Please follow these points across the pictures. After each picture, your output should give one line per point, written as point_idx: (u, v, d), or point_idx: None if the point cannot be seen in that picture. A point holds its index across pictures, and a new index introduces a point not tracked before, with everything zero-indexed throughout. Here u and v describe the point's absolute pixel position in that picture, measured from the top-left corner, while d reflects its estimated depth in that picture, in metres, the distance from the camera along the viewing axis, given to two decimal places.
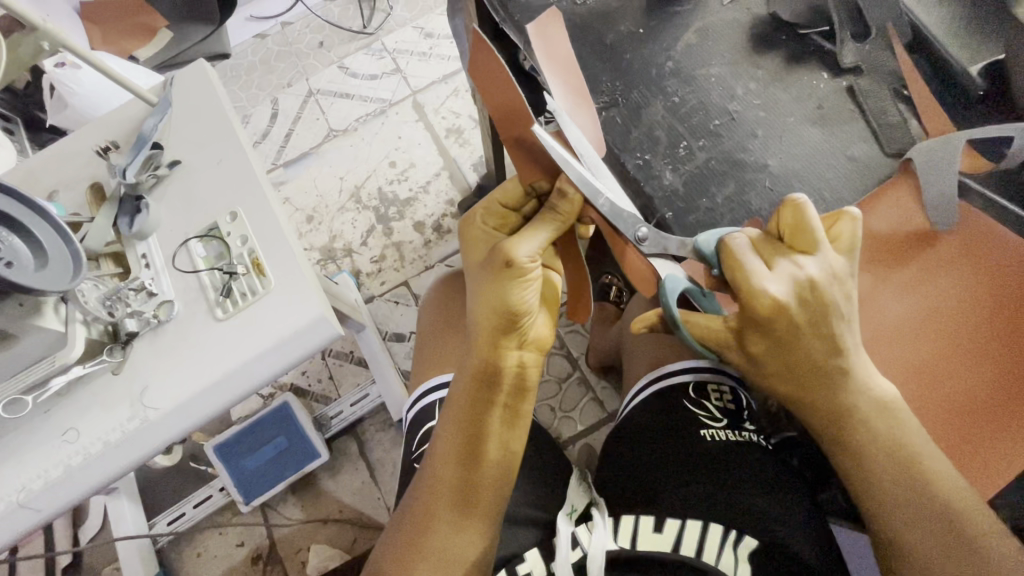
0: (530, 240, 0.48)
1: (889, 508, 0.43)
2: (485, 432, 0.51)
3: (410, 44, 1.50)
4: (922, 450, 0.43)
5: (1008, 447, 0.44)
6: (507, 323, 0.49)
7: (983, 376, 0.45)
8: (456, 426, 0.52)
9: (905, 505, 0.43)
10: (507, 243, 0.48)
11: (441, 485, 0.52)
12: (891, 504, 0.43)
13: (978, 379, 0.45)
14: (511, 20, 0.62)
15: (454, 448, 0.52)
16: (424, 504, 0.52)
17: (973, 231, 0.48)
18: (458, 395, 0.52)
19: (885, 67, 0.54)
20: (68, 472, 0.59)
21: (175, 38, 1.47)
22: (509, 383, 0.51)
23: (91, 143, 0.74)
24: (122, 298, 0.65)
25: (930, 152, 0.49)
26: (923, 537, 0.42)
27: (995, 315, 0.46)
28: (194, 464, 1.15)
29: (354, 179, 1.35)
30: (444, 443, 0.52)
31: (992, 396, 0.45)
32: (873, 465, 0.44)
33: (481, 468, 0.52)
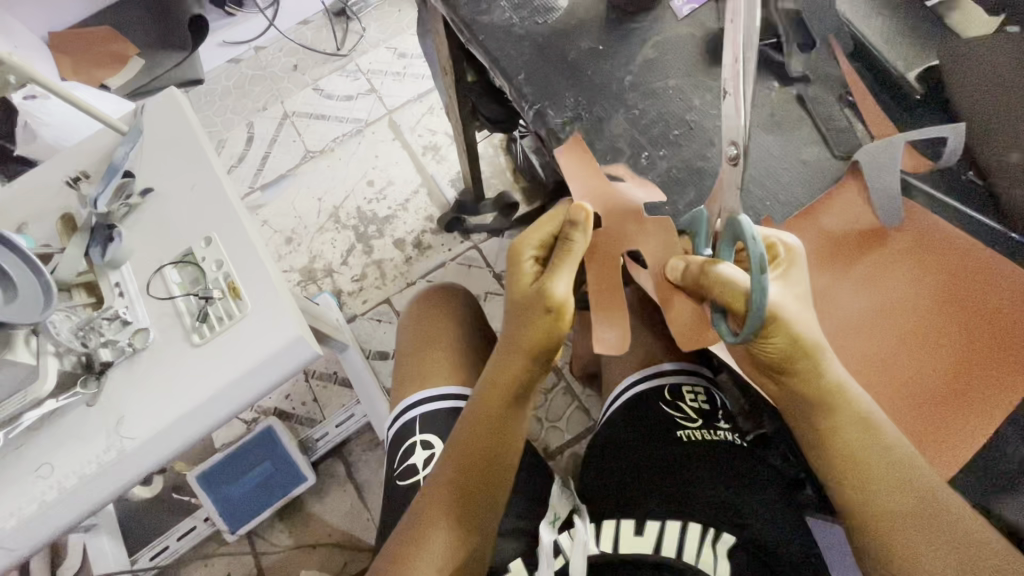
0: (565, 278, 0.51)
1: (874, 505, 0.44)
2: (504, 442, 0.56)
3: (384, 64, 1.52)
4: (895, 444, 0.45)
5: (961, 430, 0.46)
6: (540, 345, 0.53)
7: (935, 364, 0.47)
8: (470, 433, 0.55)
9: (888, 500, 0.44)
10: (546, 282, 0.51)
11: (444, 490, 0.54)
12: (875, 501, 0.44)
13: (931, 367, 0.47)
14: (476, 40, 0.64)
15: (462, 454, 0.55)
16: (427, 514, 0.53)
17: (919, 229, 0.51)
18: (487, 407, 0.56)
19: (830, 75, 0.58)
20: (44, 509, 0.58)
21: (148, 65, 1.47)
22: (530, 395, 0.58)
23: (61, 173, 0.74)
24: (95, 327, 0.64)
25: (874, 153, 0.51)
26: (909, 529, 0.43)
27: (941, 306, 0.48)
28: (176, 495, 1.13)
29: (332, 200, 1.36)
30: (458, 449, 0.55)
31: (945, 383, 0.47)
32: (853, 456, 0.45)
33: (502, 476, 0.56)
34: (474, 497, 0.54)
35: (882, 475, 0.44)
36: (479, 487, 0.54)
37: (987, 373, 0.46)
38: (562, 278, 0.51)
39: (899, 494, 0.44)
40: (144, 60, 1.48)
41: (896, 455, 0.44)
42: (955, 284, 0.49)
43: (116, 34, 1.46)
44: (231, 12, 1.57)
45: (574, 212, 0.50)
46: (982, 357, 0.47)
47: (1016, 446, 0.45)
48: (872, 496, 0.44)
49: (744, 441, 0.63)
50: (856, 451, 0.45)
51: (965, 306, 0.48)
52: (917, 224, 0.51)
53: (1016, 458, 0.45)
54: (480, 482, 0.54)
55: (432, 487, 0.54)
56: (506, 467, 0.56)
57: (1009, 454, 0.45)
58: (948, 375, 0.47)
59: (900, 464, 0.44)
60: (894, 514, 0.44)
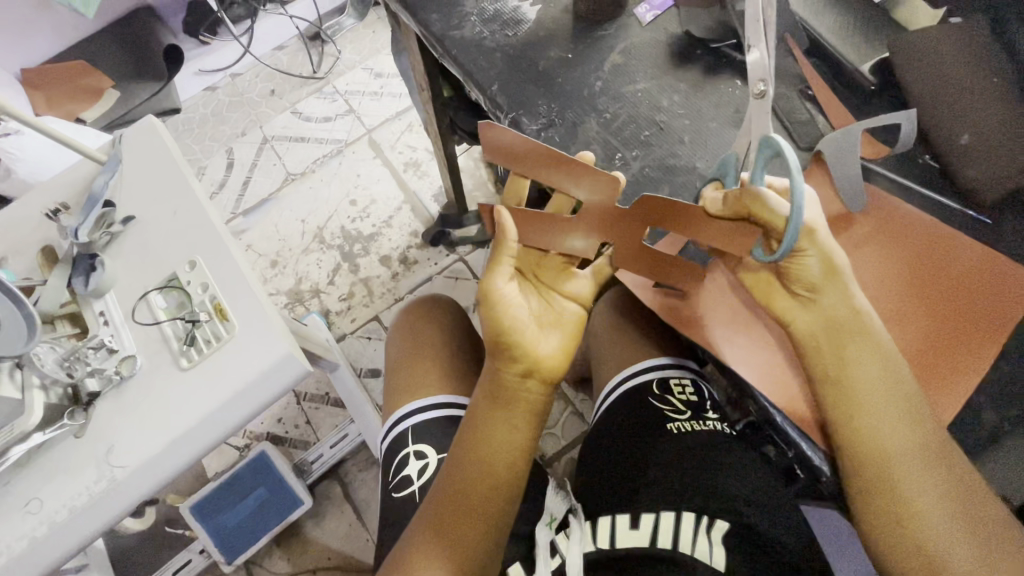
0: (501, 274, 0.52)
1: (895, 478, 0.45)
2: (490, 442, 0.53)
3: (361, 84, 1.53)
4: (902, 414, 0.45)
5: (957, 390, 0.48)
6: (503, 345, 0.52)
7: (917, 329, 0.50)
8: (465, 434, 0.55)
9: (906, 470, 0.45)
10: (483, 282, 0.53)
11: (438, 498, 0.53)
12: (894, 474, 0.45)
13: (913, 333, 0.50)
14: (448, 54, 0.66)
15: (462, 456, 0.54)
16: (425, 527, 0.52)
17: (883, 210, 0.53)
18: (479, 409, 0.55)
19: (790, 73, 0.60)
20: (33, 545, 0.57)
21: (124, 96, 1.47)
22: (525, 395, 0.54)
23: (40, 206, 0.73)
24: (82, 357, 0.64)
25: (834, 140, 0.53)
26: (930, 495, 0.44)
27: (920, 275, 0.50)
28: (170, 529, 1.11)
29: (316, 220, 1.36)
30: (455, 454, 0.55)
31: (927, 347, 0.49)
32: (859, 404, 0.46)
33: (494, 484, 0.53)
34: (465, 510, 0.52)
35: (887, 425, 0.45)
36: (481, 492, 0.52)
37: (967, 336, 0.48)
38: (496, 275, 0.52)
39: (908, 447, 0.45)
40: (120, 90, 1.48)
41: (905, 425, 0.45)
42: (934, 253, 0.51)
43: (89, 67, 1.45)
44: (205, 41, 1.56)
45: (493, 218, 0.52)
46: (962, 320, 0.49)
47: (987, 413, 0.49)
48: (880, 447, 0.45)
49: (733, 430, 0.64)
50: (869, 418, 0.46)
51: (942, 276, 0.50)
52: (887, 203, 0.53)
53: (987, 425, 0.49)
54: (476, 489, 0.52)
55: (432, 497, 0.54)
56: (499, 473, 0.53)
57: (981, 423, 0.49)
58: (929, 340, 0.49)
59: (911, 433, 0.45)
60: (902, 463, 0.45)
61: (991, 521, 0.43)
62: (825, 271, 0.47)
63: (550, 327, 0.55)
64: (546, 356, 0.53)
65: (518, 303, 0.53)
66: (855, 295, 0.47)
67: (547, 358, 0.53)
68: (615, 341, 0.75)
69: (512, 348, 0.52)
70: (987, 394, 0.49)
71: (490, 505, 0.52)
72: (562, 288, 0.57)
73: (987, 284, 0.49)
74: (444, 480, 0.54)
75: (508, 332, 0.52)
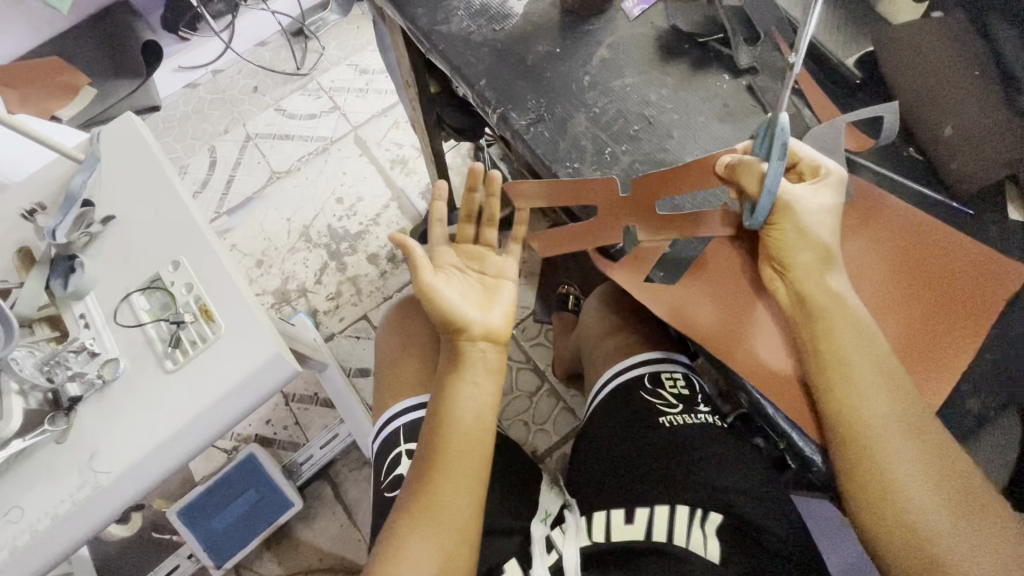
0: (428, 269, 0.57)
1: (885, 455, 0.45)
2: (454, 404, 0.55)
3: (346, 81, 1.52)
4: (888, 391, 0.46)
5: (941, 375, 0.48)
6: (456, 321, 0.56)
7: (901, 319, 0.50)
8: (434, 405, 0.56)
9: (894, 447, 0.45)
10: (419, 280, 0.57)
11: (416, 475, 0.53)
12: (883, 451, 0.45)
13: (897, 322, 0.50)
14: (435, 50, 0.65)
15: (430, 428, 0.55)
16: (409, 500, 0.52)
17: (867, 201, 0.53)
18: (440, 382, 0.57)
19: (776, 66, 0.61)
20: (14, 554, 0.55)
21: (100, 94, 1.42)
22: (479, 355, 0.56)
23: (14, 207, 0.71)
24: (61, 361, 0.62)
25: (819, 136, 0.54)
26: (915, 471, 0.44)
27: (904, 266, 0.51)
28: (156, 535, 1.09)
29: (301, 219, 1.35)
30: (427, 430, 0.55)
31: (912, 336, 0.50)
32: (847, 382, 0.47)
33: (459, 440, 0.53)
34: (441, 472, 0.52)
35: (874, 404, 0.46)
36: (452, 451, 0.53)
37: (947, 327, 0.49)
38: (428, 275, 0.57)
39: (894, 425, 0.45)
40: (96, 87, 1.43)
41: (892, 403, 0.46)
42: (914, 244, 0.52)
43: (64, 63, 1.40)
44: (184, 38, 1.52)
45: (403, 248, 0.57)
46: (944, 311, 0.50)
47: (970, 401, 0.50)
48: (870, 425, 0.45)
49: (724, 422, 0.65)
50: (857, 394, 0.46)
51: (925, 265, 0.51)
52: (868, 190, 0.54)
53: (971, 411, 0.50)
54: (451, 450, 0.53)
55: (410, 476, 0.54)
56: (467, 432, 0.54)
57: (968, 409, 0.50)
58: (913, 329, 0.50)
59: (896, 409, 0.46)
60: (887, 441, 0.45)
61: (975, 505, 0.44)
62: (802, 244, 0.49)
63: (490, 303, 0.59)
64: (496, 322, 0.57)
65: (452, 291, 0.57)
66: (833, 278, 0.49)
67: (496, 324, 0.57)
68: (607, 336, 0.75)
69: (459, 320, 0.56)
70: (970, 381, 0.50)
71: (464, 464, 0.53)
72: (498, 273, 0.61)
73: (967, 272, 0.50)
74: (422, 457, 0.54)
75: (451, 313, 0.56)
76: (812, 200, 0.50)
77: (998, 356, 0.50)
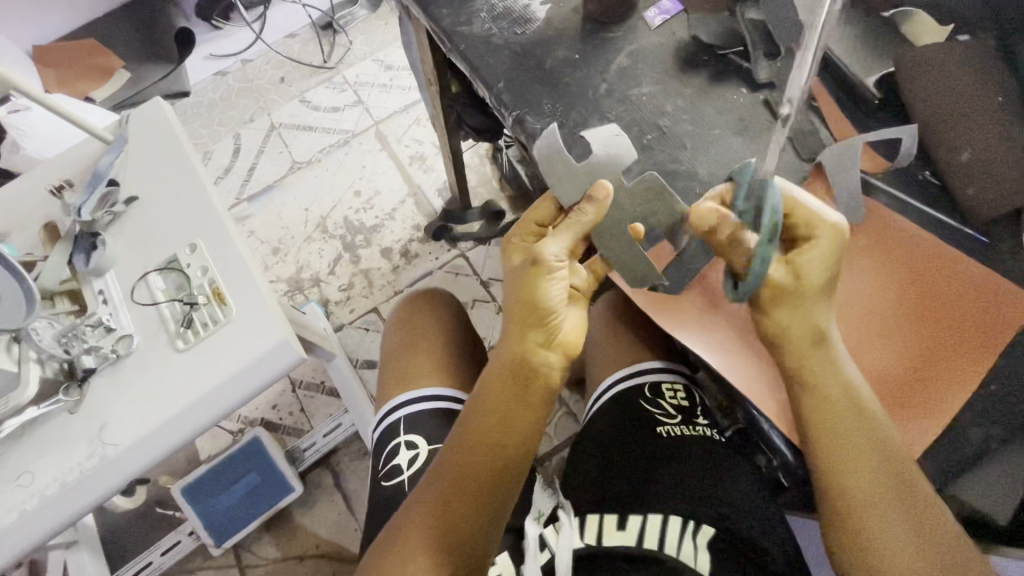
0: (557, 241, 0.54)
1: (855, 493, 0.47)
2: (508, 430, 0.55)
3: (371, 76, 1.54)
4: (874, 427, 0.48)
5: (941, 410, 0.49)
6: (534, 319, 0.55)
7: (898, 361, 0.51)
8: (480, 419, 0.56)
9: (870, 488, 0.47)
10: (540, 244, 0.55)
11: (448, 487, 0.53)
12: (855, 490, 0.47)
13: (893, 364, 0.51)
14: (456, 50, 0.66)
15: (472, 441, 0.55)
16: (431, 506, 0.53)
17: (876, 223, 0.55)
18: (490, 401, 0.56)
19: (794, 81, 0.61)
20: (23, 517, 0.58)
21: (133, 77, 1.48)
22: (537, 377, 0.57)
23: (44, 183, 0.74)
24: (79, 334, 0.64)
25: (835, 154, 0.53)
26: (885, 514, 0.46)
27: (906, 303, 0.52)
28: (160, 510, 1.12)
29: (319, 210, 1.37)
30: (465, 443, 0.55)
31: (904, 380, 0.50)
32: (835, 423, 0.48)
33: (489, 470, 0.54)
34: (483, 491, 0.53)
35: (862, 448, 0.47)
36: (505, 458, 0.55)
37: (945, 376, 0.49)
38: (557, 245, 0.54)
39: (875, 465, 0.47)
40: (130, 71, 1.49)
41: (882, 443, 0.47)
42: (921, 271, 0.52)
43: (100, 47, 1.45)
44: (217, 26, 1.57)
45: (595, 186, 0.53)
46: (942, 359, 0.50)
47: (974, 431, 0.49)
48: (850, 463, 0.47)
49: (723, 437, 0.65)
50: (842, 431, 0.48)
51: (933, 293, 0.51)
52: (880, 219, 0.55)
53: (974, 445, 0.49)
54: (494, 475, 0.54)
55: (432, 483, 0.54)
56: (509, 456, 0.55)
57: (968, 438, 0.49)
58: (909, 369, 0.50)
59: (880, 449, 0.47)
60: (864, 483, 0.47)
61: (951, 565, 0.45)
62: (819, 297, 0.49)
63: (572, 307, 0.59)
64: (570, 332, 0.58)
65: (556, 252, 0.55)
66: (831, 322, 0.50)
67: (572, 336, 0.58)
68: (612, 342, 0.75)
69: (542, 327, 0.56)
70: (974, 412, 0.49)
71: (503, 488, 0.54)
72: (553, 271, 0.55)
73: (973, 301, 0.50)
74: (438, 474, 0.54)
75: (536, 313, 0.55)
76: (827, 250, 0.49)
77: (1003, 392, 0.49)
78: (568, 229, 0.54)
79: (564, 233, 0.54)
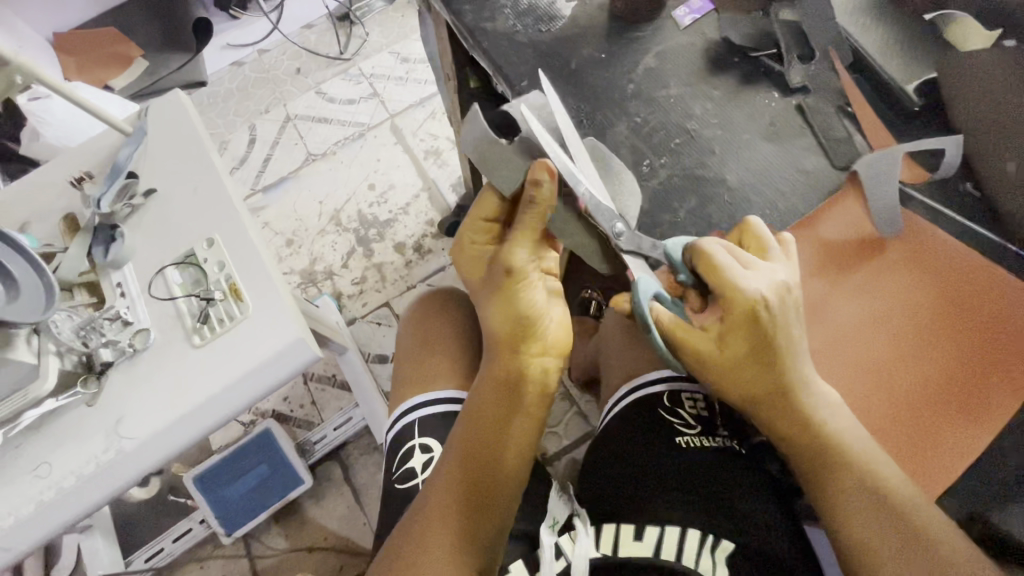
0: (524, 245, 0.53)
1: (853, 513, 0.48)
2: (507, 442, 0.54)
3: (387, 69, 1.53)
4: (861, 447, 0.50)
5: (963, 430, 0.53)
6: (521, 332, 0.55)
7: (935, 384, 0.54)
8: (475, 432, 0.55)
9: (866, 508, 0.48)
10: (505, 252, 0.54)
11: (450, 499, 0.51)
12: (854, 509, 0.48)
13: (930, 386, 0.54)
14: (479, 46, 0.65)
15: (470, 450, 0.54)
16: (429, 521, 0.50)
17: (912, 240, 0.59)
18: (484, 413, 0.55)
19: (831, 85, 0.61)
20: (41, 508, 0.58)
21: (151, 67, 1.50)
22: (532, 391, 0.56)
23: (64, 173, 0.74)
24: (97, 327, 0.64)
25: (873, 166, 0.56)
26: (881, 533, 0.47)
27: (935, 325, 0.56)
28: (173, 497, 1.13)
29: (333, 203, 1.36)
30: (461, 454, 0.54)
31: (933, 397, 0.54)
32: (845, 448, 0.50)
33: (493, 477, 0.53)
34: (485, 504, 0.52)
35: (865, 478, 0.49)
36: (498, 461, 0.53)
37: (978, 404, 0.53)
38: (523, 251, 0.53)
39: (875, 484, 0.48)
40: (149, 61, 1.50)
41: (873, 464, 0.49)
42: (950, 295, 0.57)
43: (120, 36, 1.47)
44: (234, 15, 1.58)
45: (536, 173, 0.48)
46: (978, 386, 0.53)
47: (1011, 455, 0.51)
48: (854, 481, 0.49)
49: (743, 448, 0.64)
50: (840, 450, 0.50)
51: (960, 316, 0.56)
52: (920, 245, 0.59)
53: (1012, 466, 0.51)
54: (494, 488, 0.52)
55: (431, 497, 0.52)
56: (510, 470, 0.54)
57: (1004, 462, 0.51)
58: (937, 387, 0.54)
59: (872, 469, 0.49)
60: (862, 521, 0.47)
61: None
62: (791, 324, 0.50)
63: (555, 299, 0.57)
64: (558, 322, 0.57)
65: (525, 257, 0.54)
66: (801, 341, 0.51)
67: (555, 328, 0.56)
68: (628, 347, 0.75)
69: (530, 334, 0.55)
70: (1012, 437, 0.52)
71: (504, 502, 0.53)
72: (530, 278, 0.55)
73: (998, 326, 0.55)
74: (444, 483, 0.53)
75: (519, 318, 0.54)
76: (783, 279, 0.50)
77: None
78: (530, 234, 0.53)
79: (527, 237, 0.53)
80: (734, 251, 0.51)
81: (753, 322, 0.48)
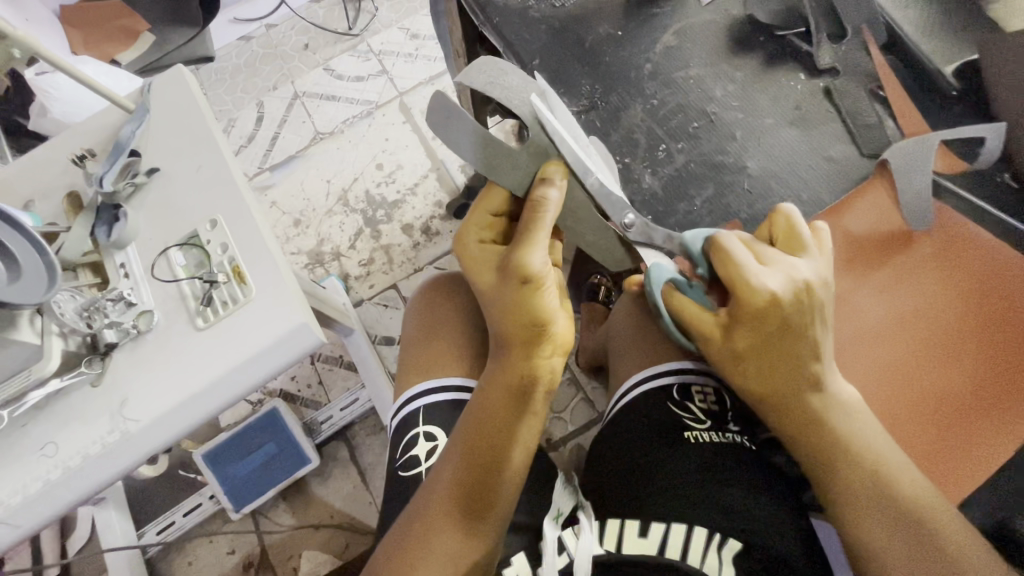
0: (539, 248, 0.50)
1: (861, 508, 0.48)
2: (516, 441, 0.53)
3: (396, 45, 1.49)
4: (882, 445, 0.49)
5: (984, 434, 0.52)
6: (534, 336, 0.51)
7: (962, 383, 0.54)
8: (480, 429, 0.53)
9: (878, 507, 0.47)
10: (518, 256, 0.50)
11: (455, 487, 0.52)
12: (863, 505, 0.48)
13: (952, 386, 0.54)
14: (490, 23, 0.66)
15: (477, 444, 0.53)
16: (434, 504, 0.52)
17: (945, 233, 0.58)
18: (490, 415, 0.53)
19: (862, 68, 0.62)
20: (47, 487, 0.58)
21: (158, 41, 1.47)
22: (543, 389, 0.54)
23: (67, 150, 0.73)
24: (100, 308, 0.63)
25: (904, 151, 0.57)
26: (896, 538, 0.46)
27: (962, 324, 0.55)
28: (183, 472, 1.15)
29: (342, 182, 1.34)
30: (467, 447, 0.53)
31: (957, 399, 0.53)
32: (855, 445, 0.48)
33: (496, 470, 0.52)
34: (490, 497, 0.52)
35: (888, 482, 0.47)
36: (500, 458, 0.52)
37: (1008, 403, 0.52)
38: (536, 254, 0.50)
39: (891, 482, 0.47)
40: (155, 34, 1.48)
41: (887, 463, 0.48)
42: (981, 295, 0.56)
43: (125, 8, 1.43)
44: None
45: (546, 171, 0.51)
46: (1005, 389, 0.52)
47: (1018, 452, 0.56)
48: (866, 479, 0.48)
49: (753, 444, 0.63)
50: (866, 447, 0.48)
51: (991, 317, 0.55)
52: (949, 240, 0.58)
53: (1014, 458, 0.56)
54: (498, 480, 0.52)
55: (436, 484, 0.53)
56: (516, 466, 0.53)
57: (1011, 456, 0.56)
58: (961, 389, 0.54)
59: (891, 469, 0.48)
60: (873, 520, 0.47)
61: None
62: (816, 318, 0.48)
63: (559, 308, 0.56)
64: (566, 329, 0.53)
65: (539, 261, 0.50)
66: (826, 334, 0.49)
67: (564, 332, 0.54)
68: (637, 337, 0.73)
69: (541, 338, 0.51)
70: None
71: (508, 496, 0.53)
72: (543, 281, 0.51)
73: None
74: (450, 477, 0.52)
75: (530, 322, 0.51)
76: (817, 273, 0.49)
77: None
78: (542, 235, 0.50)
79: (540, 239, 0.50)
80: (752, 245, 0.51)
81: (763, 322, 0.47)
